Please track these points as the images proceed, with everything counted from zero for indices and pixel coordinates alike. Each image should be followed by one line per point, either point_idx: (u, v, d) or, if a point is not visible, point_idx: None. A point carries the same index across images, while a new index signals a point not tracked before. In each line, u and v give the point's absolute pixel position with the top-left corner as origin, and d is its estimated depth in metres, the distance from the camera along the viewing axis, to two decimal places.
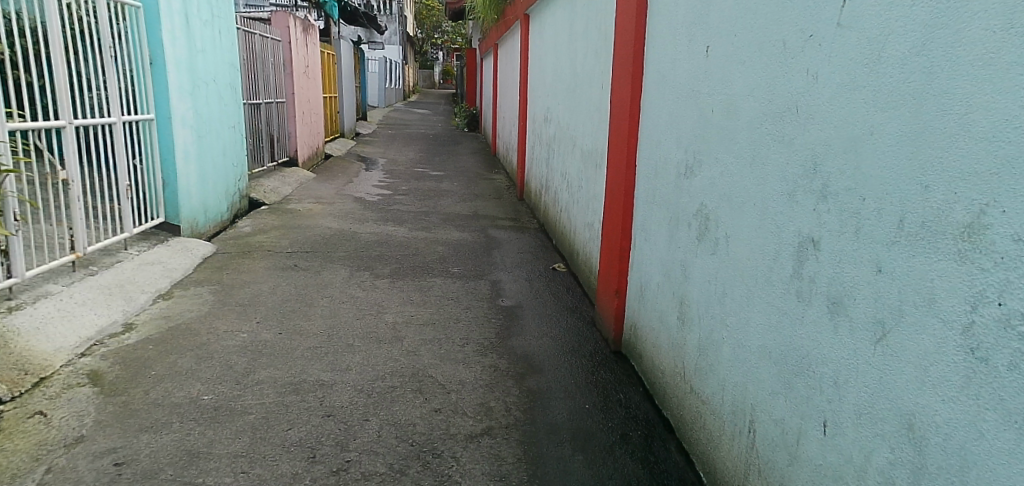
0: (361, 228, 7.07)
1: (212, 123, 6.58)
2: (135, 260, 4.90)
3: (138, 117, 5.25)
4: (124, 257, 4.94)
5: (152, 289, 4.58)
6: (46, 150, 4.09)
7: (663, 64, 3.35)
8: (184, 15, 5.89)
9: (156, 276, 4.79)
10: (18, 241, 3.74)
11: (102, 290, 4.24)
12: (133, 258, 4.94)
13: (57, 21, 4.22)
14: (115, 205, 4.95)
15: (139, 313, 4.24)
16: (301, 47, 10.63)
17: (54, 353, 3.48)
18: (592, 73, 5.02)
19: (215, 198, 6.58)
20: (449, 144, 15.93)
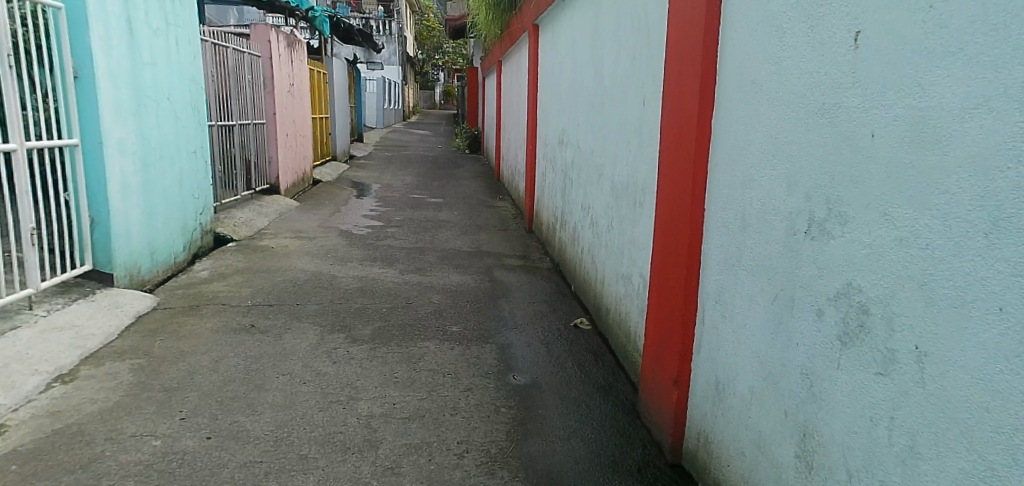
0: (343, 270, 5.98)
1: (163, 149, 5.52)
2: (36, 325, 3.75)
3: (51, 142, 4.17)
4: (24, 321, 3.80)
5: (49, 368, 3.42)
6: None
7: (757, 67, 2.25)
8: (126, 19, 4.86)
9: (61, 349, 3.63)
10: None
11: None
12: (35, 323, 3.79)
13: None
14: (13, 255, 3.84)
15: (19, 407, 3.07)
16: (284, 63, 9.58)
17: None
18: (628, 87, 3.95)
19: (167, 237, 5.49)
20: (450, 167, 14.87)
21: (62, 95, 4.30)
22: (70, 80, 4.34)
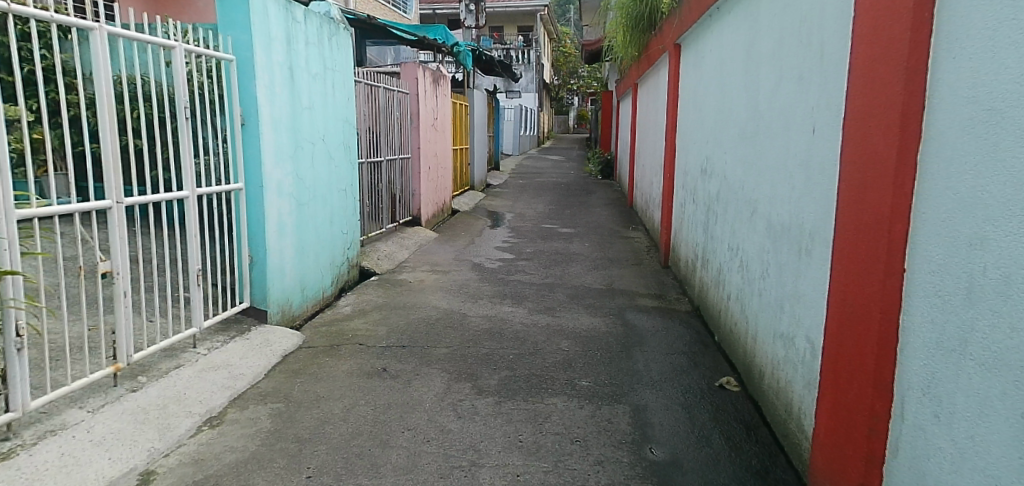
0: (473, 308, 5.86)
1: (317, 188, 5.56)
2: (197, 364, 3.45)
3: (218, 189, 4.19)
4: (187, 359, 3.49)
5: (201, 410, 3.02)
6: (94, 238, 2.94)
7: (1003, 85, 1.67)
8: (290, 67, 4.90)
9: (213, 388, 3.27)
10: (22, 362, 2.31)
11: (135, 415, 2.74)
12: (196, 361, 3.49)
13: (109, 73, 3.00)
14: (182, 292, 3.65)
15: (170, 453, 2.64)
16: (429, 98, 9.91)
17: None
18: (793, 112, 3.42)
19: (316, 271, 5.52)
20: (582, 194, 14.60)
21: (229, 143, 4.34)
22: (236, 128, 4.37)
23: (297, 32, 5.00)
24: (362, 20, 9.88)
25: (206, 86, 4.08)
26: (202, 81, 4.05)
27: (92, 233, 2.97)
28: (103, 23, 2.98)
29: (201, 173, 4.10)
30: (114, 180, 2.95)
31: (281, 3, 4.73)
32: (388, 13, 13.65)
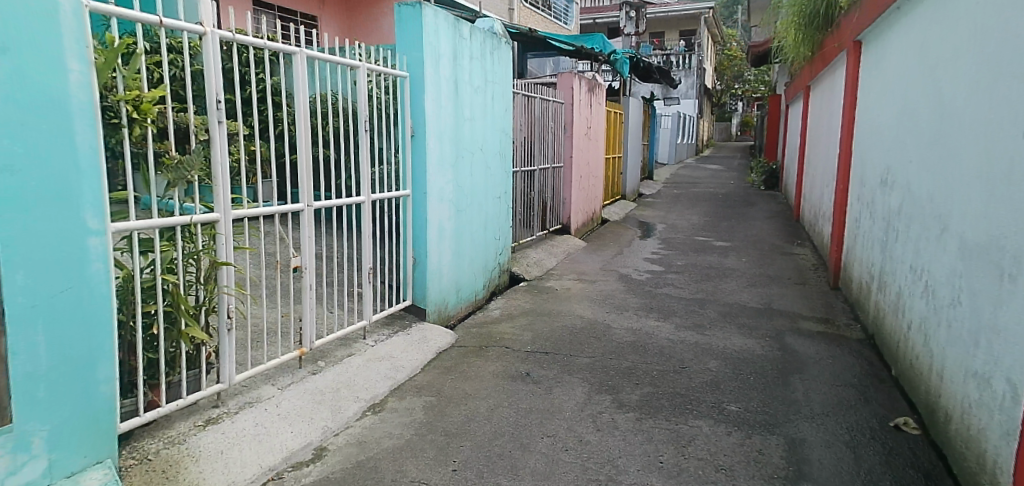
0: (618, 320, 5.82)
1: (474, 195, 5.84)
2: (366, 354, 3.85)
3: (390, 195, 4.58)
4: (358, 349, 3.91)
5: (366, 397, 3.37)
6: (288, 235, 3.40)
7: None
8: (455, 81, 5.18)
9: (377, 378, 3.63)
10: (229, 341, 2.68)
11: (314, 395, 3.12)
12: (364, 351, 3.89)
13: (306, 90, 3.42)
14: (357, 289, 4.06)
15: (339, 432, 2.98)
16: (584, 107, 10.00)
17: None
18: (997, 112, 2.97)
19: (470, 274, 5.81)
20: (742, 206, 13.78)
21: (400, 153, 4.71)
22: (407, 138, 4.72)
23: (463, 48, 5.27)
24: (524, 33, 10.27)
25: (380, 99, 4.42)
26: (381, 95, 4.43)
27: (287, 233, 3.44)
28: (303, 47, 3.40)
29: (377, 180, 4.53)
30: (307, 187, 3.39)
31: (451, 22, 5.01)
32: (549, 25, 14.00)
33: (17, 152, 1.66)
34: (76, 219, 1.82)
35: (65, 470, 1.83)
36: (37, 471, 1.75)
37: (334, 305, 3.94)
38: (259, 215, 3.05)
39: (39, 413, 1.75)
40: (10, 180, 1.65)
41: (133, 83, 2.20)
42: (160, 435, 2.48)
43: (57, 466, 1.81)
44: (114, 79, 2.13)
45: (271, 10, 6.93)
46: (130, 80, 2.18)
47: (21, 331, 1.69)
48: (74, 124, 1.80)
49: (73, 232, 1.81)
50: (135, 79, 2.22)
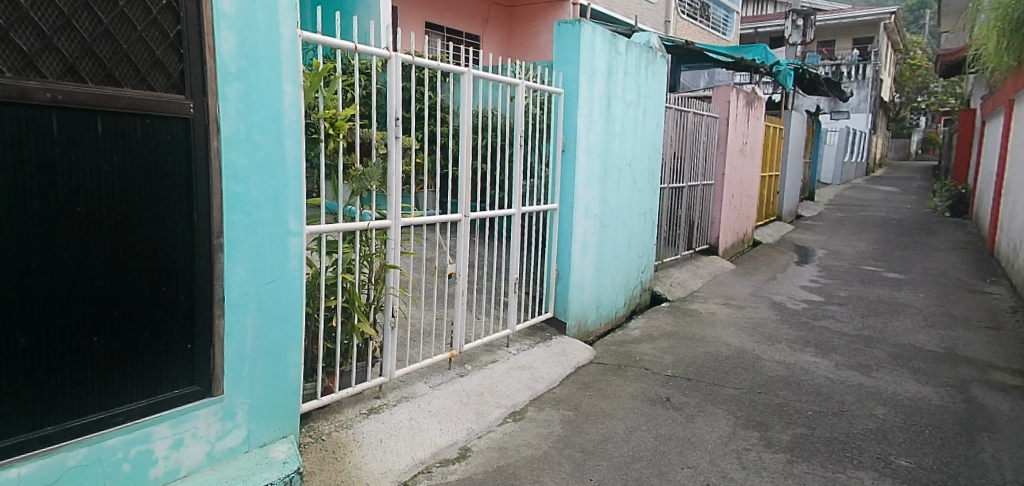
0: (769, 352, 5.42)
1: (620, 213, 5.53)
2: (509, 362, 3.91)
3: (540, 207, 4.48)
4: (502, 356, 4.01)
5: (507, 403, 3.45)
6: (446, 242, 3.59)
7: None
8: (607, 97, 4.96)
9: (519, 386, 3.69)
10: (392, 339, 2.91)
11: (461, 397, 3.27)
12: (507, 359, 3.97)
13: (469, 106, 3.60)
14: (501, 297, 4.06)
15: (482, 435, 3.11)
16: (740, 122, 9.47)
17: (374, 478, 2.50)
18: None
19: (611, 291, 5.55)
20: (921, 234, 12.21)
21: (550, 166, 4.56)
22: (558, 153, 4.58)
23: (618, 63, 5.05)
24: (680, 46, 10.03)
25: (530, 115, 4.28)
26: (537, 112, 4.37)
27: (446, 241, 3.64)
28: (470, 66, 3.57)
29: (527, 192, 4.39)
30: (465, 198, 3.56)
31: (608, 36, 4.82)
32: (707, 37, 13.49)
33: (243, 163, 1.94)
34: (280, 223, 2.09)
35: (258, 440, 2.10)
36: (238, 439, 2.04)
37: (482, 311, 4.06)
38: (421, 223, 3.24)
39: (243, 387, 2.03)
40: (236, 188, 1.93)
41: (331, 103, 2.51)
42: (331, 418, 2.76)
43: (252, 436, 2.08)
44: (317, 99, 2.45)
45: (440, 31, 7.43)
46: (329, 100, 2.49)
47: (236, 317, 1.98)
48: (284, 140, 2.07)
49: (278, 233, 2.08)
50: (332, 99, 2.51)
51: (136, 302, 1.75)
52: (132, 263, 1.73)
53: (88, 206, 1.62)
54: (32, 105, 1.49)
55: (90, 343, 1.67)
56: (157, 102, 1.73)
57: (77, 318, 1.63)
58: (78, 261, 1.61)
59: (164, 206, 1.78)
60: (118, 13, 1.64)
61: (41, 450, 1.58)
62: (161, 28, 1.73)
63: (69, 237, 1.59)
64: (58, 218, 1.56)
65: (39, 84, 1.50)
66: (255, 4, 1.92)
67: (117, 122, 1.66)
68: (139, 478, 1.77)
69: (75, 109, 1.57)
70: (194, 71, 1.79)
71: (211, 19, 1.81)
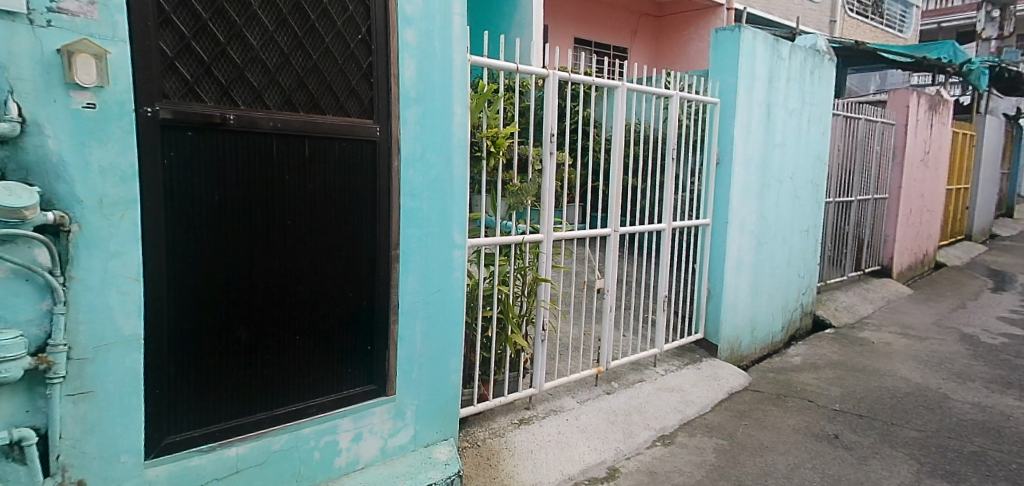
0: (960, 391, 4.71)
1: (780, 228, 5.14)
2: (658, 383, 3.78)
3: (693, 222, 4.29)
4: (649, 376, 3.88)
5: (656, 426, 3.33)
6: (596, 257, 3.54)
7: None
8: (767, 105, 4.64)
9: (668, 409, 3.54)
10: (542, 351, 2.94)
11: (609, 416, 3.22)
12: (655, 379, 3.84)
13: (622, 121, 3.49)
14: (650, 316, 3.93)
15: (630, 457, 3.03)
16: (922, 129, 8.41)
17: None
18: None
19: (768, 314, 5.17)
20: None
21: (704, 180, 4.36)
22: (713, 166, 4.37)
23: (780, 69, 4.73)
24: (849, 47, 9.16)
25: (684, 128, 4.11)
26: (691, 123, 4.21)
27: (595, 256, 3.59)
28: (624, 80, 3.45)
29: (678, 206, 4.23)
30: (615, 214, 3.45)
31: (770, 41, 4.54)
32: (880, 36, 12.19)
33: (419, 181, 2.09)
34: (448, 237, 2.21)
35: (423, 440, 2.23)
36: (407, 437, 2.18)
37: (630, 328, 3.96)
38: (571, 238, 3.20)
39: (413, 390, 2.17)
40: (411, 203, 2.08)
41: (493, 121, 2.61)
42: (485, 425, 2.85)
43: (419, 436, 2.22)
44: (480, 118, 2.57)
45: (588, 46, 7.48)
46: (491, 118, 2.59)
47: (407, 323, 2.12)
48: (453, 158, 2.19)
49: (446, 246, 2.21)
50: (494, 119, 2.61)
51: (330, 306, 1.95)
52: (327, 271, 1.93)
53: (296, 219, 1.84)
54: (258, 133, 1.72)
55: (294, 341, 1.88)
56: (351, 127, 1.92)
57: (283, 318, 1.84)
58: (287, 268, 1.83)
59: (353, 220, 1.96)
60: (324, 49, 1.84)
61: (253, 433, 1.81)
62: (356, 60, 1.92)
63: (281, 247, 1.81)
64: (273, 229, 1.79)
65: (264, 114, 1.72)
66: (432, 33, 2.06)
67: (320, 146, 1.86)
68: (326, 466, 1.96)
69: (289, 135, 1.79)
70: (381, 98, 1.97)
71: (396, 49, 1.98)
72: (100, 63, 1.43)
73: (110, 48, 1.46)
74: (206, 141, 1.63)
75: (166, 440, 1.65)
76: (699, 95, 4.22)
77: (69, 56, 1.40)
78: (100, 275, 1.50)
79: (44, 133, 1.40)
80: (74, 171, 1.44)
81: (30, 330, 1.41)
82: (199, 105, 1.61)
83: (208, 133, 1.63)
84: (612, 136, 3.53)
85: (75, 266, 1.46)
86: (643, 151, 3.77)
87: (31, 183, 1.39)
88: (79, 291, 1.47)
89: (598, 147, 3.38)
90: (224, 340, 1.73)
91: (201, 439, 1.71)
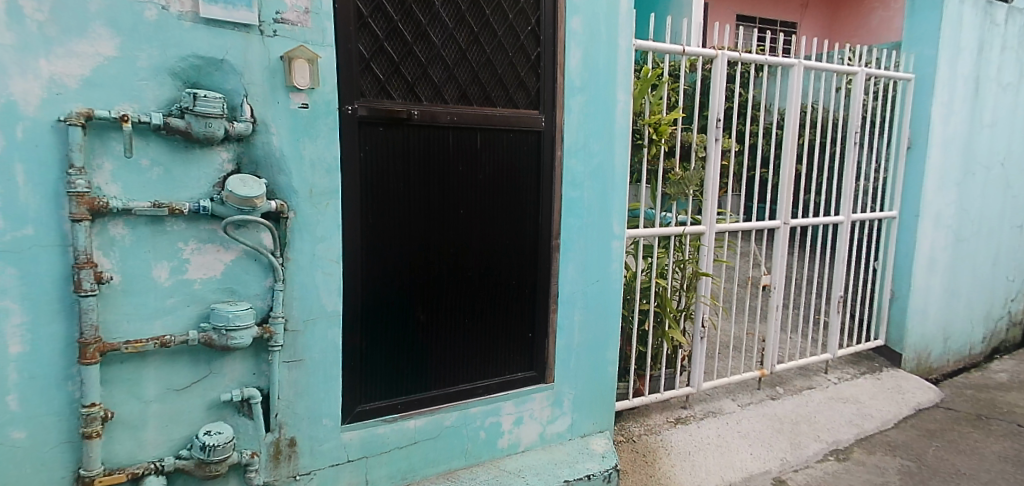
0: None
1: (986, 223, 4.41)
2: (829, 392, 3.44)
3: (876, 214, 3.83)
4: (819, 383, 3.56)
5: (828, 439, 3.03)
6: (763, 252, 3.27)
7: None
8: (975, 79, 3.99)
9: (841, 421, 3.21)
10: (701, 349, 2.80)
11: (772, 424, 2.99)
12: (826, 388, 3.51)
13: (798, 102, 3.18)
14: (821, 318, 3.58)
15: (798, 469, 2.78)
16: None
17: None
18: None
19: (966, 321, 4.49)
20: None
21: (891, 167, 3.87)
22: (903, 150, 3.86)
23: (993, 36, 4.05)
24: None
25: (870, 108, 3.67)
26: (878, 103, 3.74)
27: (761, 250, 3.33)
28: (800, 57, 3.14)
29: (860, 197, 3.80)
30: (785, 204, 3.17)
31: (981, 5, 3.90)
32: None
33: (581, 170, 2.09)
34: (608, 227, 2.18)
35: (580, 430, 2.25)
36: (565, 425, 2.20)
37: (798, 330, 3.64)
38: (735, 230, 3.00)
39: (571, 378, 2.19)
40: (573, 193, 2.08)
41: (656, 108, 2.53)
42: (640, 420, 2.81)
43: (576, 425, 2.23)
44: (643, 105, 2.50)
45: (753, 22, 6.97)
46: (654, 105, 2.51)
47: (566, 312, 2.14)
48: (615, 147, 2.16)
49: (605, 237, 2.18)
50: (658, 105, 2.53)
51: (496, 293, 2.02)
52: (494, 258, 2.00)
53: (468, 208, 1.92)
54: (438, 127, 1.82)
55: (463, 324, 1.98)
56: (520, 118, 1.96)
57: (454, 301, 1.94)
58: (459, 254, 1.93)
59: (519, 210, 2.01)
60: (497, 43, 1.90)
61: (428, 408, 1.94)
62: (526, 51, 1.95)
63: (454, 234, 1.91)
64: (448, 217, 1.89)
65: (443, 108, 1.82)
66: (600, 20, 2.04)
67: (491, 137, 1.93)
68: (491, 446, 2.05)
69: (464, 128, 1.87)
70: (548, 88, 2.00)
71: (563, 38, 1.99)
72: (312, 67, 1.61)
73: (320, 53, 1.62)
74: (395, 135, 1.76)
75: (358, 408, 1.82)
76: (890, 71, 3.73)
77: (289, 62, 1.58)
78: (309, 257, 1.68)
79: (269, 132, 1.60)
80: (291, 164, 1.63)
81: (257, 302, 1.64)
82: (388, 102, 1.74)
83: (395, 128, 1.76)
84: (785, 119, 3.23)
85: (290, 249, 1.66)
86: (820, 136, 3.41)
87: (260, 175, 1.60)
88: (293, 270, 1.67)
89: (771, 132, 3.12)
90: (405, 320, 1.86)
91: (385, 410, 1.87)
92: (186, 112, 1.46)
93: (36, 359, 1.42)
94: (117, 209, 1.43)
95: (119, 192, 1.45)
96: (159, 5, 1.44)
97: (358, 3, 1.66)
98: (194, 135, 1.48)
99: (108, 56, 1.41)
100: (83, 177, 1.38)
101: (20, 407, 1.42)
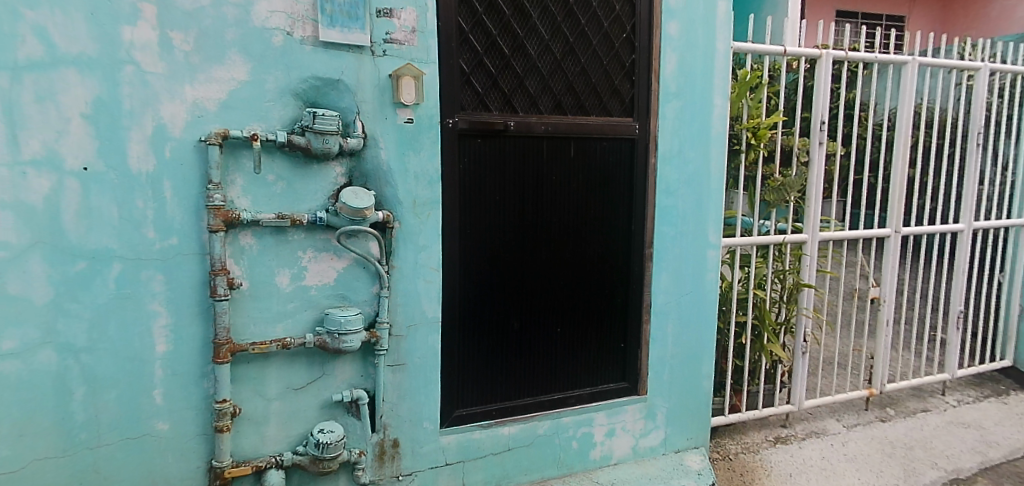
0: None
1: None
2: (948, 416, 3.16)
3: (1002, 222, 3.47)
4: (936, 405, 3.27)
5: (950, 467, 2.74)
6: (869, 262, 3.02)
7: None
8: None
9: (963, 448, 2.90)
10: (802, 366, 2.65)
11: (883, 448, 2.78)
12: (945, 411, 3.22)
13: (911, 102, 2.95)
14: (937, 335, 3.30)
15: None
16: None
17: None
18: None
19: None
20: None
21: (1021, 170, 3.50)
22: None
23: None
24: None
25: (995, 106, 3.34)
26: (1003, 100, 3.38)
27: (869, 261, 3.11)
28: (914, 54, 2.92)
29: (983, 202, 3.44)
30: (897, 211, 2.94)
31: None
32: None
33: (676, 178, 2.05)
34: (704, 236, 2.12)
35: (674, 445, 2.19)
36: (658, 440, 2.16)
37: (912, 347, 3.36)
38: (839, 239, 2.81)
39: (664, 391, 2.14)
40: (668, 201, 2.04)
41: (755, 112, 2.44)
42: (737, 438, 2.70)
43: (670, 439, 2.18)
44: (741, 108, 2.42)
45: (855, 18, 6.58)
46: (753, 108, 2.43)
47: (660, 323, 2.09)
48: (711, 152, 2.09)
49: (701, 246, 2.12)
50: (757, 108, 2.44)
51: (588, 302, 2.01)
52: (586, 267, 1.99)
53: (561, 217, 1.93)
54: (533, 137, 1.84)
55: (556, 333, 1.98)
56: (614, 127, 1.95)
57: (546, 309, 1.95)
58: (551, 263, 1.94)
59: (611, 218, 2.00)
60: (592, 52, 1.90)
61: (522, 416, 1.95)
62: (620, 59, 1.95)
63: (548, 243, 1.92)
64: (542, 226, 1.91)
65: (538, 119, 1.84)
66: (696, 24, 2.00)
67: (585, 146, 1.93)
68: (583, 457, 2.04)
69: (559, 137, 1.88)
70: (642, 95, 1.97)
71: (658, 44, 1.96)
72: (418, 84, 1.67)
73: (425, 69, 1.69)
74: (492, 146, 1.80)
75: (455, 413, 1.87)
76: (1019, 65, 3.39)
77: (397, 79, 1.65)
78: (413, 265, 1.75)
79: (379, 146, 1.68)
80: (398, 176, 1.70)
81: (365, 308, 1.72)
82: (486, 114, 1.78)
83: (492, 139, 1.79)
84: (896, 120, 3.00)
85: (395, 257, 1.73)
86: (941, 138, 3.14)
87: (369, 188, 1.68)
88: (397, 278, 1.74)
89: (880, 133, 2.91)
90: (499, 328, 1.89)
91: (481, 416, 1.90)
92: (307, 130, 1.56)
93: (178, 358, 1.57)
94: (246, 221, 1.55)
95: (248, 205, 1.57)
96: (285, 32, 1.56)
97: (460, 20, 1.72)
98: (313, 151, 1.58)
99: (240, 80, 1.53)
100: (219, 192, 1.51)
101: (164, 400, 1.57)
